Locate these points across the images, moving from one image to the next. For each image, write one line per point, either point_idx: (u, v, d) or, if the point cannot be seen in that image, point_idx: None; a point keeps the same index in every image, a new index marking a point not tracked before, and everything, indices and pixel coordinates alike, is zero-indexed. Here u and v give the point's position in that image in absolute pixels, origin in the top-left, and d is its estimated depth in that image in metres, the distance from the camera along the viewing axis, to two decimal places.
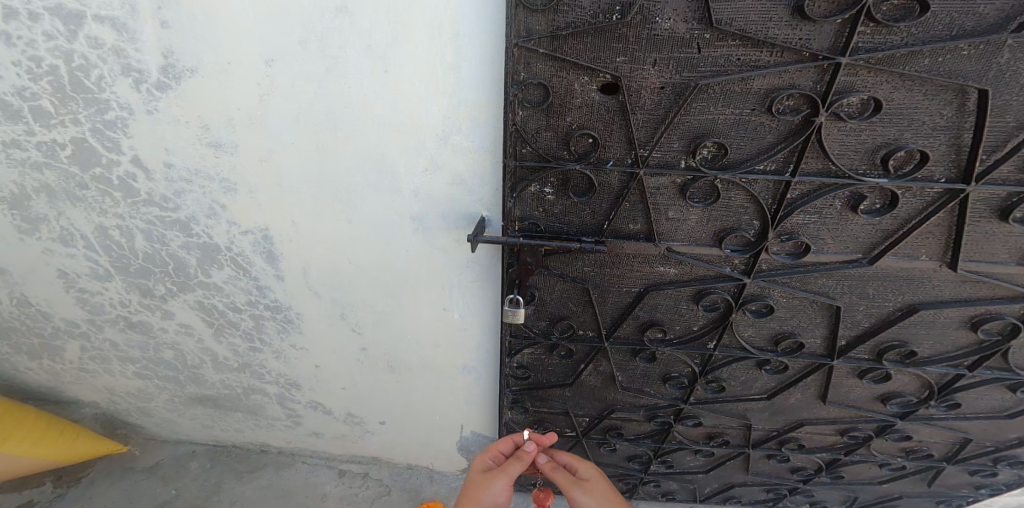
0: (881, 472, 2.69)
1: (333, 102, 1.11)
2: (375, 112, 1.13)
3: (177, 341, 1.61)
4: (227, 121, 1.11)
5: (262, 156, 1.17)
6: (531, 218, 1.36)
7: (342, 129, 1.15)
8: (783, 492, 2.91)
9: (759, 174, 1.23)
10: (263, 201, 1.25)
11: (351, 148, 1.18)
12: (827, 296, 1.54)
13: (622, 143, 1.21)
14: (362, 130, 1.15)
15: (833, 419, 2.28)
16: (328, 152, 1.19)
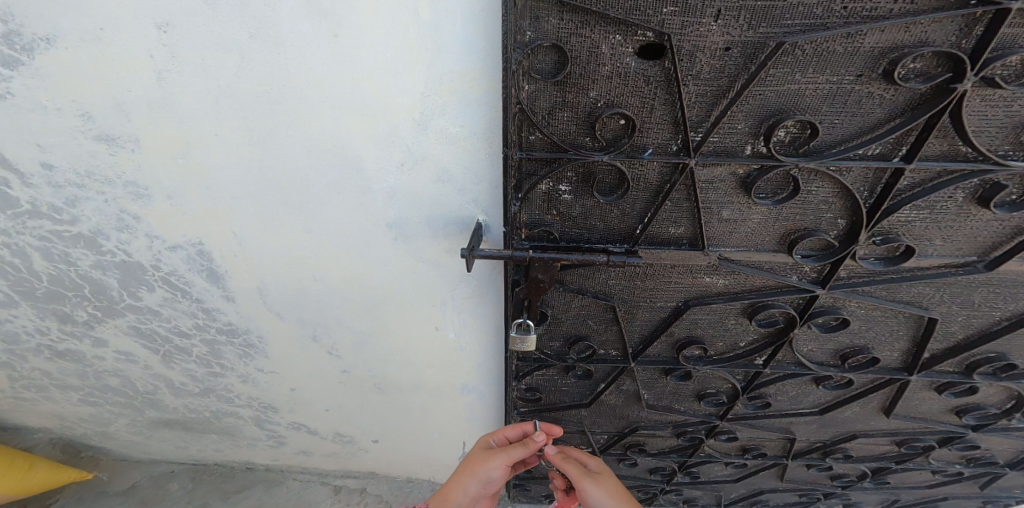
0: (935, 479, 2.43)
1: (262, 78, 0.78)
2: (324, 90, 0.81)
3: (120, 368, 1.36)
4: (116, 107, 0.79)
5: (175, 154, 0.86)
6: (543, 224, 1.04)
7: (280, 113, 0.82)
8: (816, 495, 2.63)
9: (866, 158, 0.92)
10: (188, 210, 0.95)
11: (297, 139, 0.86)
12: (918, 306, 1.35)
13: (666, 124, 0.89)
14: (308, 114, 0.83)
15: (892, 430, 2.05)
16: (267, 147, 0.87)
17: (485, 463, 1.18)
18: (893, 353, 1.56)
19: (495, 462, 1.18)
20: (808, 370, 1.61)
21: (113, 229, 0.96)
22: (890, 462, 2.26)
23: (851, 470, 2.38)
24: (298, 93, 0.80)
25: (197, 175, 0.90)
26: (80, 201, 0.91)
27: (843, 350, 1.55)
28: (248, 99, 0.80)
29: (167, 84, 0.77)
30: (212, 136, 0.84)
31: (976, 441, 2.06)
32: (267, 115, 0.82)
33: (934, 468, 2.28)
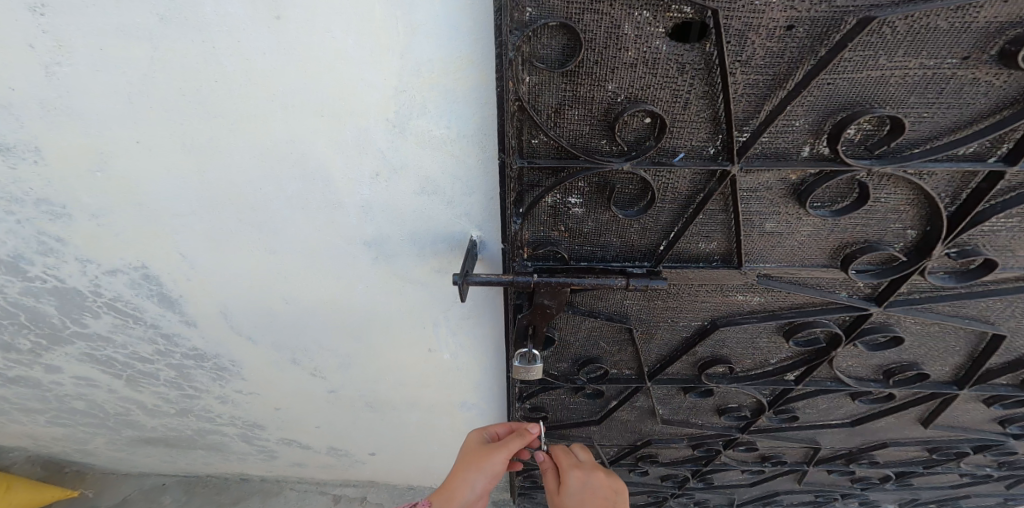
0: (979, 487, 2.22)
1: (185, 72, 0.62)
2: (268, 86, 0.64)
3: (83, 392, 1.25)
4: (0, 111, 0.63)
5: (91, 165, 0.70)
6: (550, 242, 0.86)
7: (216, 115, 0.66)
8: (832, 497, 2.29)
9: (956, 159, 0.74)
10: (121, 228, 0.80)
11: (242, 146, 0.70)
12: (982, 321, 1.14)
13: (704, 122, 0.70)
14: (254, 116, 0.67)
15: (926, 439, 1.80)
16: (205, 155, 0.71)
17: (485, 457, 0.95)
18: (942, 368, 1.32)
19: (495, 453, 0.96)
20: (846, 386, 1.36)
21: (36, 253, 0.82)
22: (917, 467, 2.00)
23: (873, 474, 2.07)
24: (236, 90, 0.64)
25: (124, 189, 0.74)
26: None
27: (889, 365, 1.31)
28: (172, 99, 0.64)
29: (64, 82, 0.61)
30: (134, 143, 0.69)
31: (1014, 448, 1.83)
32: (199, 117, 0.66)
33: (961, 471, 2.03)
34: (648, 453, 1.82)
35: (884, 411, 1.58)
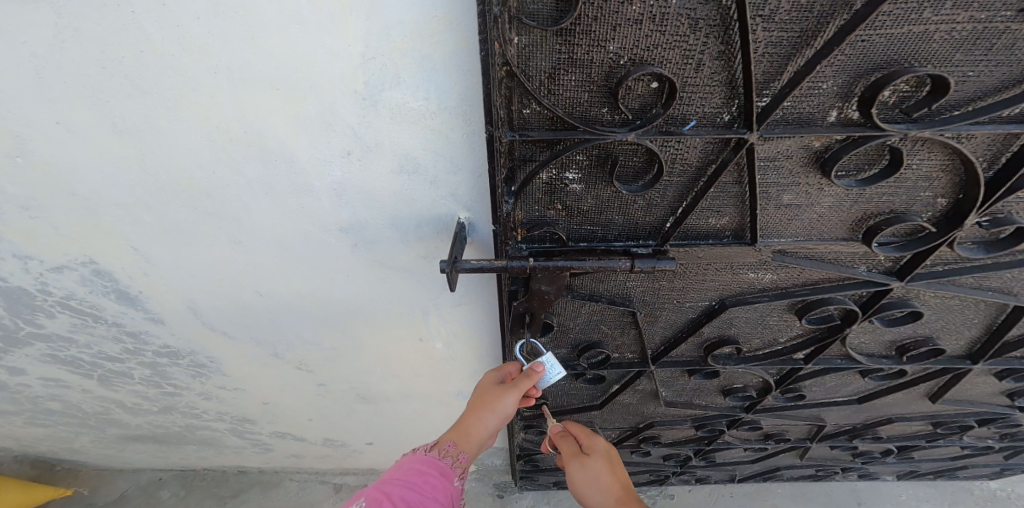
0: (991, 457, 2.17)
1: (103, 41, 0.53)
2: (208, 56, 0.55)
3: (55, 392, 1.22)
4: None
5: (9, 152, 0.63)
6: (546, 223, 0.78)
7: (150, 91, 0.58)
8: (833, 470, 2.25)
9: (999, 122, 0.66)
10: (58, 221, 0.73)
11: (184, 126, 0.62)
12: (1007, 294, 1.02)
13: (718, 86, 0.62)
14: (195, 91, 0.58)
15: (931, 413, 1.73)
16: (143, 137, 0.63)
17: (504, 397, 0.84)
18: (958, 342, 1.21)
19: (511, 393, 0.85)
20: (856, 364, 1.24)
21: None
22: (920, 440, 1.96)
23: (875, 448, 2.04)
24: (167, 61, 0.55)
25: (55, 178, 0.66)
26: None
27: (901, 341, 1.19)
28: (92, 73, 0.55)
29: None
30: (56, 126, 0.61)
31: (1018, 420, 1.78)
32: (129, 93, 0.58)
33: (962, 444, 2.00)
34: (651, 434, 1.77)
35: (892, 388, 1.49)
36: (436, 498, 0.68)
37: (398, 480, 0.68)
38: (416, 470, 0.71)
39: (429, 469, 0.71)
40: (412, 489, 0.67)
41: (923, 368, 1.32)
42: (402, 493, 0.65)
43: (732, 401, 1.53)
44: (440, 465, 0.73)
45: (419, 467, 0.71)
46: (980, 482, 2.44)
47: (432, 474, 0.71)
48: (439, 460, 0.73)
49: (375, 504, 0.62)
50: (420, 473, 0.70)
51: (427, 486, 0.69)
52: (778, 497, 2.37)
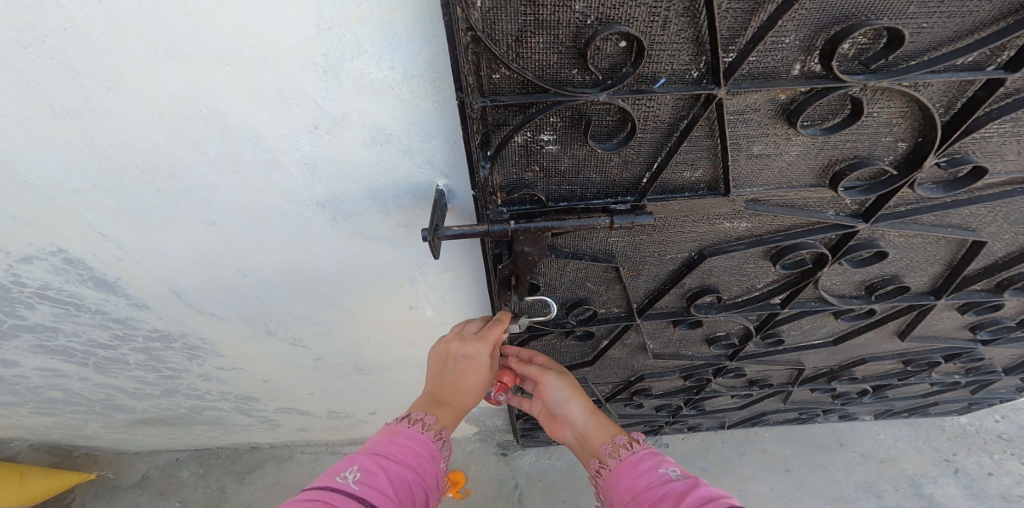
0: (964, 390, 2.28)
1: (17, 20, 0.51)
2: (144, 33, 0.54)
3: (54, 382, 1.24)
4: None
5: None
6: (525, 185, 0.79)
7: (85, 71, 0.57)
8: (816, 412, 2.37)
9: (954, 70, 0.68)
10: (15, 211, 0.73)
11: (132, 106, 0.61)
12: (966, 229, 1.07)
13: (685, 43, 0.63)
14: (136, 69, 0.58)
15: (902, 350, 1.82)
16: (90, 118, 0.62)
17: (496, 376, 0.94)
18: (922, 279, 1.27)
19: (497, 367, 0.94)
20: (829, 306, 1.30)
21: None
22: (892, 379, 2.07)
23: (852, 389, 2.15)
24: (97, 39, 0.54)
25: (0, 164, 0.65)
26: None
27: (870, 280, 1.25)
28: (19, 58, 0.54)
29: None
30: None
31: (982, 353, 1.88)
32: (61, 75, 0.57)
33: (932, 380, 2.12)
34: (642, 387, 1.85)
35: (864, 327, 1.57)
36: (425, 478, 0.73)
37: (394, 456, 0.72)
38: (413, 449, 0.76)
39: (423, 451, 0.76)
40: (407, 467, 0.72)
41: (892, 306, 1.39)
42: (396, 470, 0.70)
43: (716, 350, 1.59)
44: (433, 449, 0.78)
45: (416, 448, 0.76)
46: (951, 416, 2.60)
47: (425, 455, 0.76)
48: (432, 442, 0.79)
49: (371, 475, 0.66)
50: (416, 454, 0.75)
51: (419, 466, 0.74)
52: (766, 440, 2.51)
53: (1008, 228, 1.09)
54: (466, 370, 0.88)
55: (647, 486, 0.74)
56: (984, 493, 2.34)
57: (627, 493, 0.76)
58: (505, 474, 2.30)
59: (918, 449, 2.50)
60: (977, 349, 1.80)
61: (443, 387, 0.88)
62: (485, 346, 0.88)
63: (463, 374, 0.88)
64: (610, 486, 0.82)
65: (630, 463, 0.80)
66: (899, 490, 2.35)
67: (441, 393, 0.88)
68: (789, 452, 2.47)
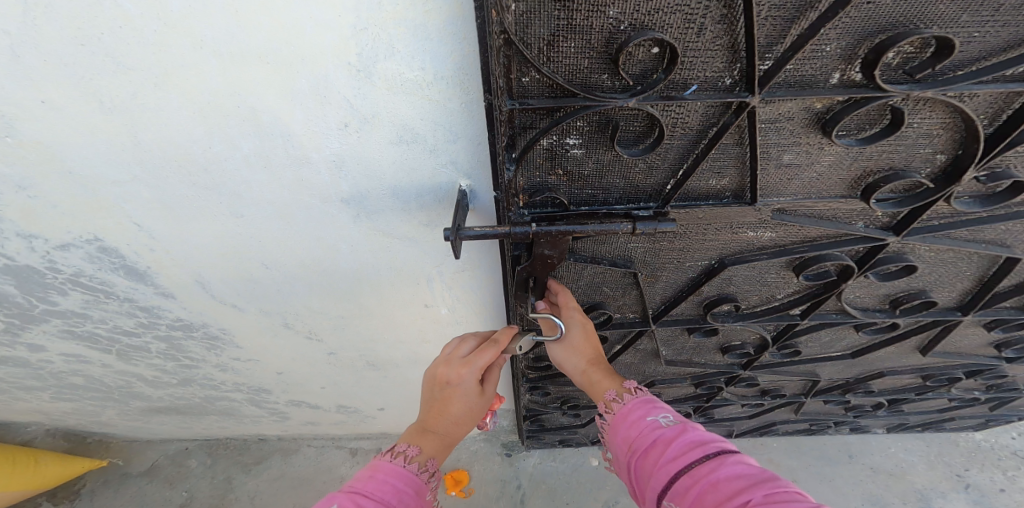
0: (984, 407, 2.22)
1: (76, 17, 0.52)
2: (191, 31, 0.55)
3: (77, 368, 1.26)
4: None
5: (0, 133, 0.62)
6: (548, 187, 0.78)
7: (134, 68, 0.57)
8: (828, 424, 2.34)
9: (1001, 81, 0.66)
10: (57, 201, 0.74)
11: (174, 102, 0.62)
12: (999, 245, 1.03)
13: (720, 50, 0.62)
14: (181, 67, 0.58)
15: (922, 365, 1.78)
16: (132, 112, 0.62)
17: (491, 401, 0.90)
18: (949, 294, 1.23)
19: (494, 390, 0.90)
20: (850, 318, 1.27)
21: None
22: (910, 394, 2.03)
23: (867, 402, 2.11)
24: (149, 37, 0.55)
25: (46, 155, 0.66)
26: None
27: (895, 294, 1.22)
28: (73, 53, 0.55)
29: None
30: (41, 105, 0.60)
31: (1006, 371, 1.83)
32: (111, 71, 0.57)
33: (950, 396, 2.07)
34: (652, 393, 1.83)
35: (885, 341, 1.53)
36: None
37: (373, 495, 0.67)
38: (393, 486, 0.71)
39: (404, 487, 0.72)
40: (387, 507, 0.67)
41: (916, 320, 1.36)
42: None
43: (730, 359, 1.56)
44: (416, 483, 0.74)
45: (396, 485, 0.71)
46: (966, 432, 2.54)
47: (409, 492, 0.72)
48: (415, 475, 0.74)
49: None
50: (396, 491, 0.70)
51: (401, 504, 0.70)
52: (774, 451, 2.47)
53: None
54: (454, 395, 0.85)
55: (637, 436, 0.75)
56: None
57: (621, 445, 0.77)
58: (508, 474, 2.29)
59: (930, 464, 2.45)
60: (1002, 367, 1.76)
61: (432, 413, 0.85)
62: (470, 368, 0.84)
63: (451, 399, 0.85)
64: (608, 438, 0.82)
65: (622, 415, 0.80)
66: (908, 505, 2.31)
67: (430, 419, 0.85)
68: (797, 463, 2.44)
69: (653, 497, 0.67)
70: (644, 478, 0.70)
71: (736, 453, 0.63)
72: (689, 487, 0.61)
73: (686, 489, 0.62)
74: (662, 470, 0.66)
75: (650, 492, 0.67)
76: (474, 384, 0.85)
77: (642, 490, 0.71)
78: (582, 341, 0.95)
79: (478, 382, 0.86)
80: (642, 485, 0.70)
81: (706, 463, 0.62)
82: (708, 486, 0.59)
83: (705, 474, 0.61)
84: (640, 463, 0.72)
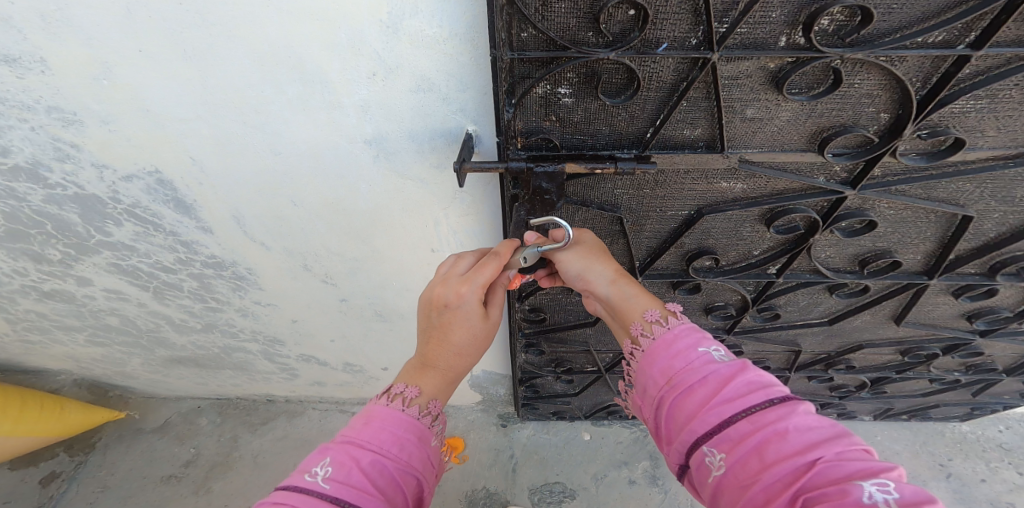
0: (964, 390, 2.31)
1: None
2: None
3: (115, 306, 1.38)
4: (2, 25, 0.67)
5: (96, 73, 0.74)
6: (542, 130, 0.89)
7: (212, 22, 0.69)
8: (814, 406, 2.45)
9: (924, 47, 0.77)
10: (131, 136, 0.86)
11: (238, 53, 0.73)
12: (953, 204, 1.14)
13: (686, 13, 0.72)
14: (248, 22, 0.69)
15: (899, 338, 1.88)
16: (201, 59, 0.74)
17: (494, 327, 0.91)
18: (915, 257, 1.34)
19: (495, 315, 0.92)
20: (823, 278, 1.39)
21: (52, 160, 0.89)
22: (890, 371, 2.13)
23: (850, 380, 2.22)
24: None
25: (129, 96, 0.79)
26: (3, 131, 0.82)
27: (862, 255, 1.33)
28: (167, 8, 0.67)
29: None
30: (136, 53, 0.72)
31: (979, 347, 1.93)
32: (195, 25, 0.69)
33: (930, 376, 2.17)
34: None
35: (859, 307, 1.64)
36: (411, 463, 0.73)
37: (372, 444, 0.71)
38: (393, 433, 0.74)
39: (405, 434, 0.75)
40: (386, 454, 0.71)
41: (887, 283, 1.47)
42: (373, 458, 0.69)
43: (714, 322, 1.67)
44: (417, 430, 0.77)
45: (396, 433, 0.74)
46: (952, 423, 2.63)
47: (410, 439, 0.75)
48: (416, 423, 0.78)
49: (343, 469, 0.66)
50: (396, 439, 0.73)
51: (402, 451, 0.73)
52: None
53: (996, 207, 1.16)
54: (453, 320, 0.87)
55: (685, 369, 0.70)
56: (974, 499, 2.35)
57: (660, 377, 0.73)
58: (502, 444, 2.40)
59: (912, 452, 2.54)
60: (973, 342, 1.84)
61: (430, 348, 0.88)
62: (467, 288, 0.86)
63: (450, 325, 0.87)
64: (641, 367, 0.77)
65: (667, 342, 0.75)
66: None
67: (430, 354, 0.88)
68: None
69: (695, 436, 0.64)
70: (686, 415, 0.66)
71: (802, 404, 0.60)
72: (747, 433, 0.58)
73: (742, 434, 0.59)
74: (714, 410, 0.63)
75: (692, 432, 0.64)
76: (474, 304, 0.86)
77: (677, 426, 0.68)
78: (599, 253, 0.93)
79: (479, 303, 0.87)
80: (680, 421, 0.67)
81: (771, 410, 0.59)
82: (773, 434, 0.56)
83: (769, 420, 0.58)
84: (682, 400, 0.68)
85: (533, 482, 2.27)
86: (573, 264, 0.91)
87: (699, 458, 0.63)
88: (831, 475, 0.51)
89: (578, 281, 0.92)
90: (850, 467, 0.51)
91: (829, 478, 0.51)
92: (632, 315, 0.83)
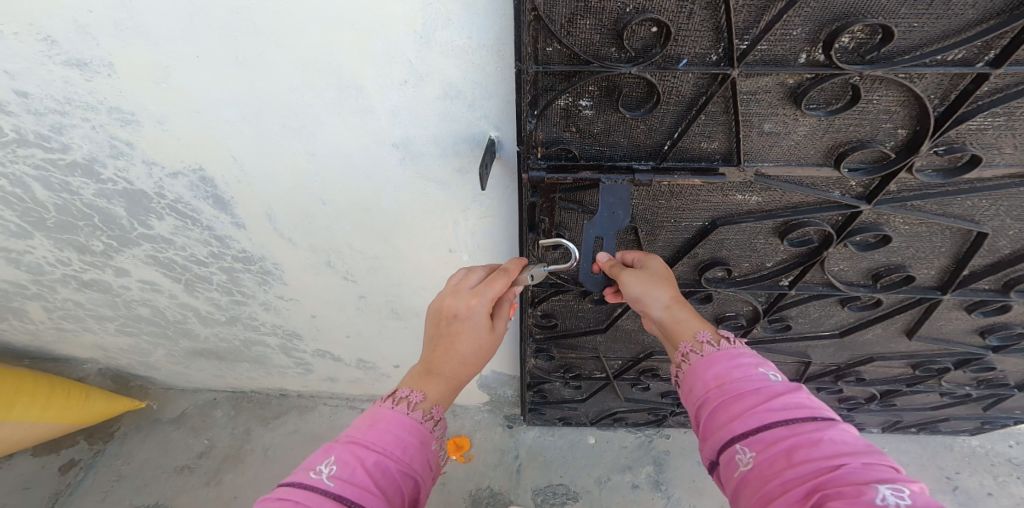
0: (975, 405, 2.30)
1: None
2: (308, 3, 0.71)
3: (147, 298, 1.45)
4: (79, 32, 0.73)
5: (155, 77, 0.80)
6: (562, 141, 0.94)
7: (262, 31, 0.74)
8: None
9: (944, 64, 0.80)
10: (182, 135, 0.92)
11: (284, 59, 0.78)
12: (968, 220, 1.16)
13: (707, 31, 0.76)
14: (294, 31, 0.75)
15: (909, 351, 1.89)
16: (249, 64, 0.79)
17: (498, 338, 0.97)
18: (927, 271, 1.36)
19: (501, 327, 0.97)
20: (834, 290, 1.41)
21: (108, 157, 0.96)
22: (900, 385, 2.13)
23: (859, 392, 2.22)
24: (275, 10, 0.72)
25: (182, 98, 0.85)
26: (66, 128, 0.89)
27: (875, 268, 1.35)
28: (224, 17, 0.72)
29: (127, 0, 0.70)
30: (192, 57, 0.78)
31: (991, 362, 1.93)
32: (245, 33, 0.75)
33: (941, 390, 2.17)
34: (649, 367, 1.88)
35: (872, 320, 1.65)
36: (413, 465, 0.76)
37: (376, 446, 0.74)
38: (398, 436, 0.77)
39: (409, 438, 0.78)
40: (389, 455, 0.74)
41: (899, 297, 1.49)
42: (376, 458, 0.72)
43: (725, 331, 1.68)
44: (420, 434, 0.80)
45: (400, 435, 0.77)
46: (961, 438, 2.62)
47: (413, 442, 0.78)
48: (420, 427, 0.81)
49: (348, 468, 0.69)
50: (399, 442, 0.76)
51: (405, 453, 0.76)
52: None
53: (1009, 224, 1.18)
54: (460, 330, 0.92)
55: (738, 379, 0.74)
56: None
57: (711, 380, 0.76)
58: (508, 445, 2.43)
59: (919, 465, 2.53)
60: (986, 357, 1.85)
61: (436, 355, 0.93)
62: (477, 301, 0.92)
63: (459, 334, 0.92)
64: (691, 372, 0.81)
65: (726, 354, 0.78)
66: None
67: (436, 360, 0.93)
68: None
69: (731, 433, 0.67)
70: (729, 415, 0.69)
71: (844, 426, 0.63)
72: (784, 436, 0.62)
73: (777, 437, 0.62)
74: (758, 414, 0.66)
75: (729, 429, 0.68)
76: (483, 316, 0.92)
77: (715, 424, 0.71)
78: (662, 278, 0.97)
79: (487, 316, 0.93)
80: (720, 419, 0.70)
81: (812, 422, 0.62)
82: (809, 440, 0.60)
83: (808, 430, 0.61)
84: (730, 403, 0.71)
85: (537, 484, 2.30)
86: (633, 285, 0.96)
87: (728, 454, 0.66)
88: (851, 478, 0.53)
89: (637, 303, 0.98)
90: (875, 477, 0.53)
91: (850, 480, 0.53)
92: (684, 335, 0.88)
